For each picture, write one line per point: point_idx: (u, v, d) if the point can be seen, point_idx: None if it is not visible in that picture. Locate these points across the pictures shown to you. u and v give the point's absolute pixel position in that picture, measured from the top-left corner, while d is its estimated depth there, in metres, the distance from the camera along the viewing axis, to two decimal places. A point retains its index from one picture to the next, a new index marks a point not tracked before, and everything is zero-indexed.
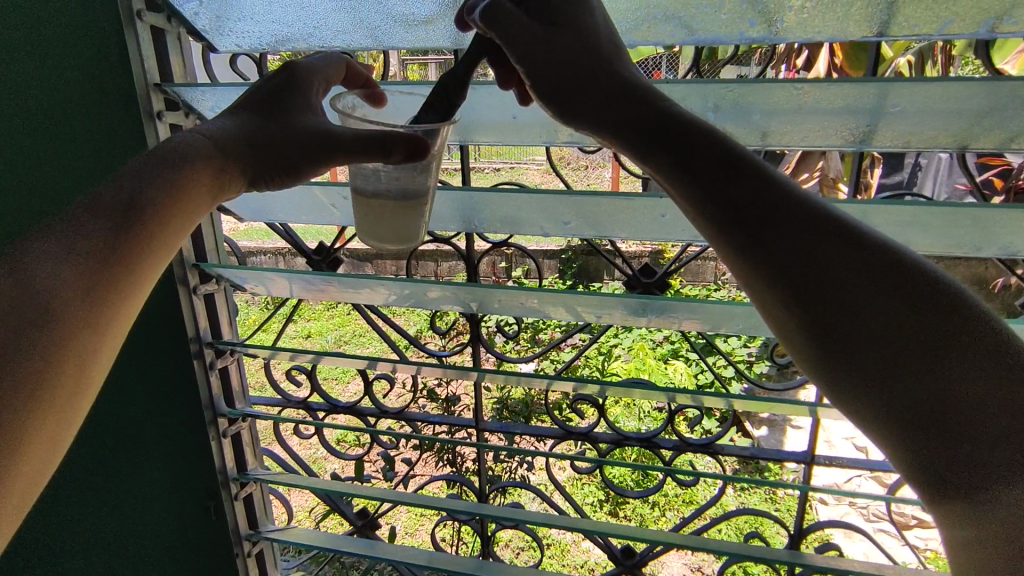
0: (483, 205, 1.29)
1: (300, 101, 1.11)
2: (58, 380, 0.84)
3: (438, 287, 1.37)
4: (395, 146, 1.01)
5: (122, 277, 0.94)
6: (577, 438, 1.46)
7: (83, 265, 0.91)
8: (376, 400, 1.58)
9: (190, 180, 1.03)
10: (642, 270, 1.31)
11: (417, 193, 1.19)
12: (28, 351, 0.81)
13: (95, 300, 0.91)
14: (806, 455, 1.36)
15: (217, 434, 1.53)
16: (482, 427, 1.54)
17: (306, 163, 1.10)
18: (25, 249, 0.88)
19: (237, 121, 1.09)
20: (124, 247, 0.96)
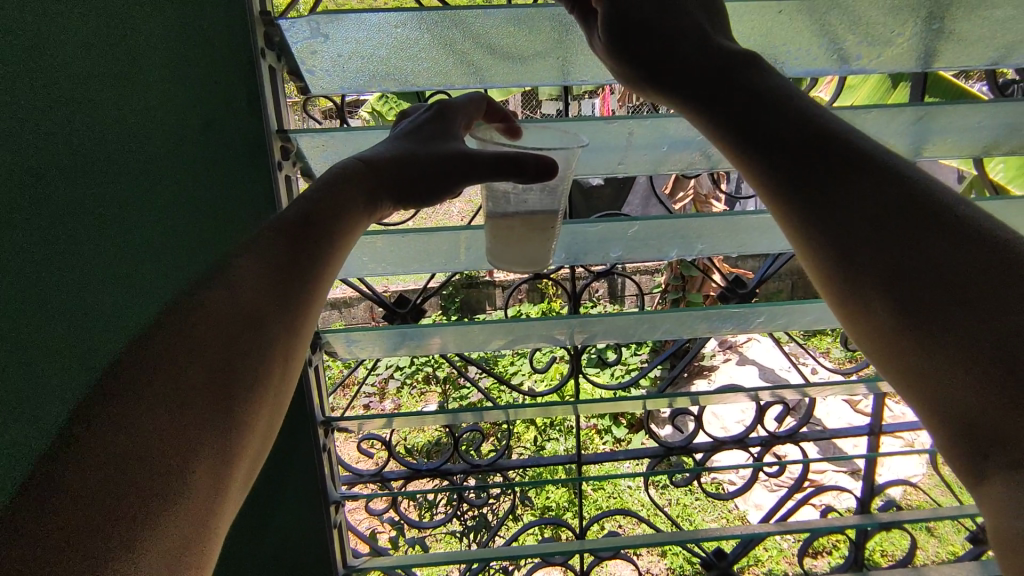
0: (588, 245, 1.22)
1: (446, 128, 1.08)
2: (263, 403, 0.77)
3: (553, 325, 1.34)
4: (527, 162, 0.94)
5: (303, 304, 0.88)
6: (679, 453, 1.51)
7: (277, 284, 0.86)
8: (466, 456, 1.48)
9: (352, 203, 0.98)
10: (736, 282, 1.41)
11: (547, 210, 1.05)
12: (247, 371, 0.75)
13: (287, 327, 0.85)
14: (874, 426, 1.55)
15: (328, 524, 1.29)
16: (580, 462, 1.51)
17: (441, 186, 1.03)
18: (227, 267, 0.84)
19: (387, 145, 1.04)
20: (304, 272, 0.90)
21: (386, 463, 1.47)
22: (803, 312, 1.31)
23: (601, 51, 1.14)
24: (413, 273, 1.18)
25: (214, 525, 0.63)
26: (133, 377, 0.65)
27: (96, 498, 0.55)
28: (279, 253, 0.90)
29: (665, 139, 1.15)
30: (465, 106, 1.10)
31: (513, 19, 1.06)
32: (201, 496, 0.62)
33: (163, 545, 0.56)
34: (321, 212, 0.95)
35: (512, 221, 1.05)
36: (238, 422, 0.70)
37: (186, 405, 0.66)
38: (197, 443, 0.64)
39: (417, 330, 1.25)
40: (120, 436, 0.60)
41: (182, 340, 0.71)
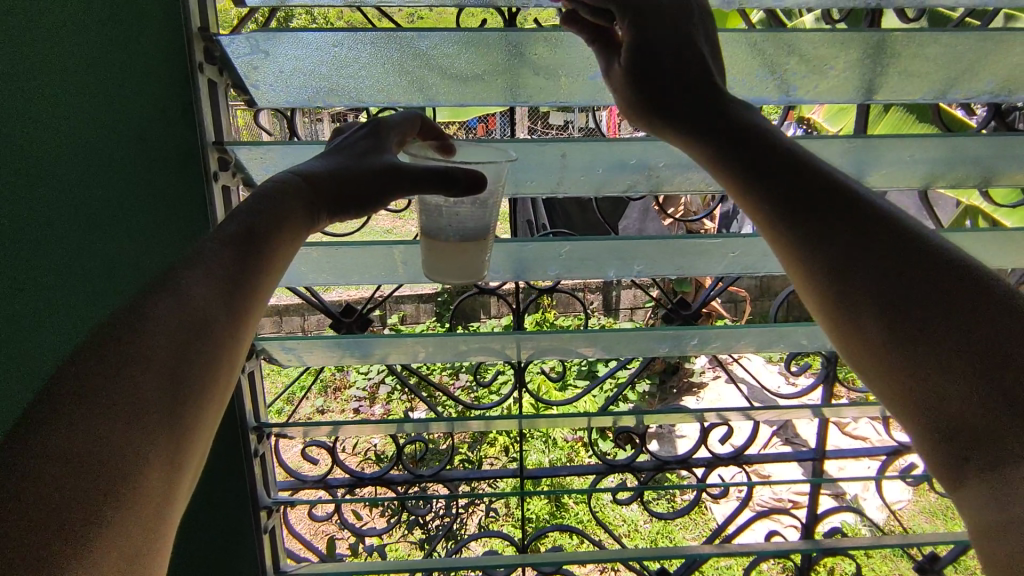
0: (528, 263, 1.25)
1: (380, 143, 1.11)
2: (204, 414, 0.77)
3: (497, 338, 1.36)
4: (457, 177, 0.99)
5: (245, 315, 0.88)
6: (622, 470, 1.52)
7: (222, 295, 0.85)
8: (410, 464, 1.50)
9: (291, 217, 0.99)
10: (679, 303, 1.44)
11: (479, 224, 1.09)
12: (187, 385, 0.75)
13: (230, 334, 0.85)
14: (818, 451, 1.56)
15: (258, 528, 1.33)
16: (524, 475, 1.53)
17: (375, 201, 1.06)
18: (170, 279, 0.83)
19: (322, 161, 1.07)
20: (249, 281, 0.90)
21: (331, 469, 1.49)
22: (741, 335, 1.34)
23: (544, 74, 1.18)
24: (351, 285, 1.21)
25: (157, 540, 0.64)
26: (61, 399, 0.64)
27: (32, 526, 0.55)
28: (224, 261, 0.89)
29: (599, 161, 1.17)
30: (401, 122, 1.14)
31: (451, 40, 1.10)
32: (143, 515, 0.63)
33: (104, 567, 0.57)
34: (267, 222, 0.95)
35: (446, 235, 1.09)
36: (178, 436, 0.71)
37: (121, 423, 0.65)
38: (138, 463, 0.64)
39: (356, 340, 1.28)
40: (54, 461, 0.59)
41: (116, 356, 0.70)
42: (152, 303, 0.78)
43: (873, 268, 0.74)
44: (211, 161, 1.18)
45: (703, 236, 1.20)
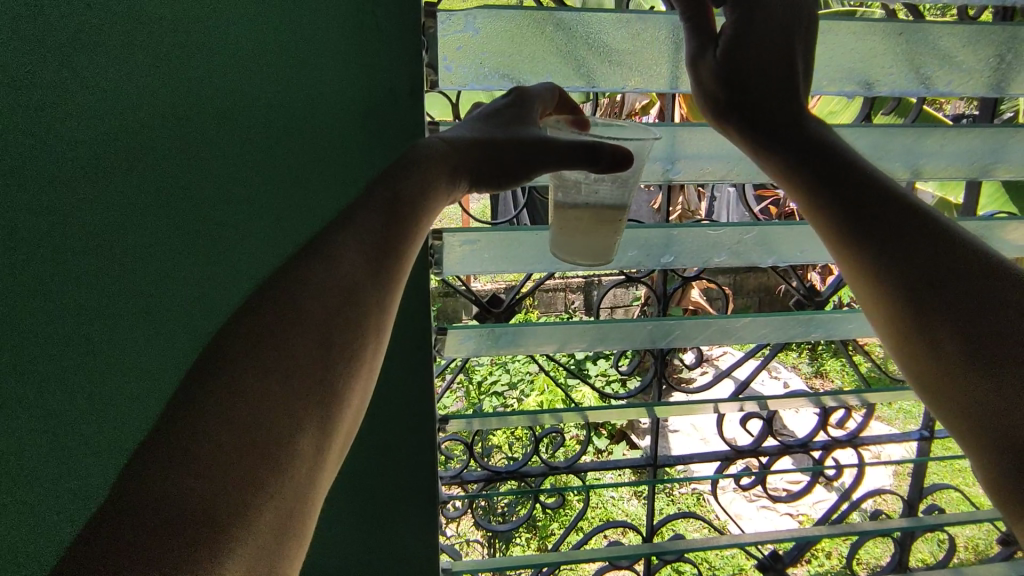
0: (694, 249, 1.21)
1: (521, 113, 0.97)
2: (353, 393, 0.71)
3: (646, 325, 1.33)
4: (602, 150, 0.86)
5: (389, 284, 0.79)
6: (749, 456, 1.55)
7: (368, 261, 0.77)
8: (546, 458, 1.48)
9: (435, 175, 0.88)
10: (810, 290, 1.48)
11: (618, 203, 0.94)
12: (330, 366, 0.68)
13: (380, 302, 0.77)
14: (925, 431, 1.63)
15: (434, 530, 1.27)
16: (654, 465, 1.54)
17: (518, 176, 0.94)
18: (325, 242, 0.77)
19: (464, 130, 0.96)
20: (395, 244, 0.81)
21: (466, 466, 1.46)
22: None
23: None
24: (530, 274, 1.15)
25: (305, 521, 0.60)
26: (239, 357, 0.63)
27: (202, 484, 0.53)
28: (370, 227, 0.80)
29: None
30: (543, 93, 1.00)
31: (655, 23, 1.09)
32: (294, 489, 0.59)
33: (246, 549, 0.52)
34: (409, 187, 0.85)
35: (579, 214, 0.96)
36: (330, 407, 0.66)
37: (274, 388, 0.63)
38: (291, 427, 0.61)
39: (529, 327, 1.25)
40: (206, 420, 0.57)
41: (275, 322, 0.68)
42: (305, 272, 0.73)
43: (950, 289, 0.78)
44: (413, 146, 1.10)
45: None
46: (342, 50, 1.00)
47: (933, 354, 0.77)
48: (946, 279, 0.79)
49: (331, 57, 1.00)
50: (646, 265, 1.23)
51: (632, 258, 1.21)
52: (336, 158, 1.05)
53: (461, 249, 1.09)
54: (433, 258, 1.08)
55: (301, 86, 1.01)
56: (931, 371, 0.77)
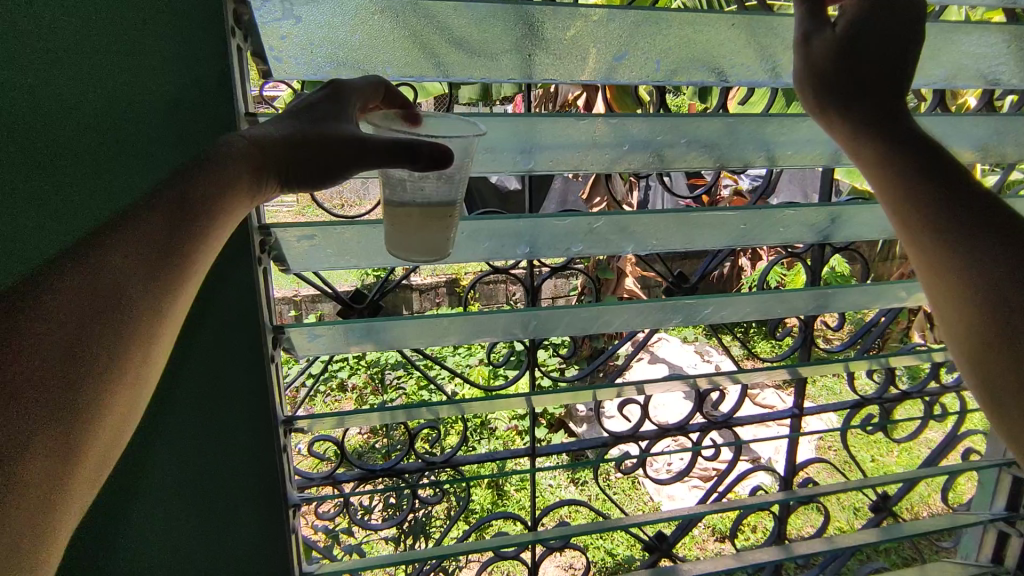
0: (548, 239, 1.21)
1: (339, 107, 0.94)
2: (112, 408, 0.66)
3: (508, 316, 1.33)
4: (421, 150, 0.84)
5: (160, 300, 0.75)
6: (627, 440, 1.58)
7: (138, 275, 0.73)
8: (421, 453, 1.46)
9: (230, 181, 0.86)
10: (679, 277, 1.53)
11: (445, 200, 0.95)
12: (83, 387, 0.63)
13: (151, 318, 0.74)
14: (796, 410, 1.70)
15: (288, 528, 1.24)
16: (533, 455, 1.54)
17: (332, 173, 0.91)
18: (84, 255, 0.71)
19: (274, 127, 0.92)
20: (171, 258, 0.78)
21: (338, 465, 1.42)
22: (741, 304, 1.44)
23: (559, 52, 1.15)
24: (377, 268, 1.13)
25: (36, 558, 0.55)
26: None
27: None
28: (143, 234, 0.76)
29: (626, 139, 1.21)
30: (365, 86, 0.98)
31: (494, 11, 1.06)
32: (19, 523, 0.54)
33: None
34: (200, 188, 0.83)
35: (408, 211, 0.95)
36: (77, 426, 0.61)
37: (8, 406, 0.57)
38: (25, 451, 0.56)
39: (383, 323, 1.21)
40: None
41: (11, 337, 0.60)
42: (57, 276, 0.68)
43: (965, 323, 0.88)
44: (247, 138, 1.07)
45: (721, 209, 1.27)
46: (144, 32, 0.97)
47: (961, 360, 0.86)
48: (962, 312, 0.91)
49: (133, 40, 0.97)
50: (502, 257, 1.22)
51: (487, 248, 1.20)
52: (149, 144, 1.02)
53: (299, 244, 1.06)
54: (262, 253, 1.06)
55: (105, 62, 0.97)
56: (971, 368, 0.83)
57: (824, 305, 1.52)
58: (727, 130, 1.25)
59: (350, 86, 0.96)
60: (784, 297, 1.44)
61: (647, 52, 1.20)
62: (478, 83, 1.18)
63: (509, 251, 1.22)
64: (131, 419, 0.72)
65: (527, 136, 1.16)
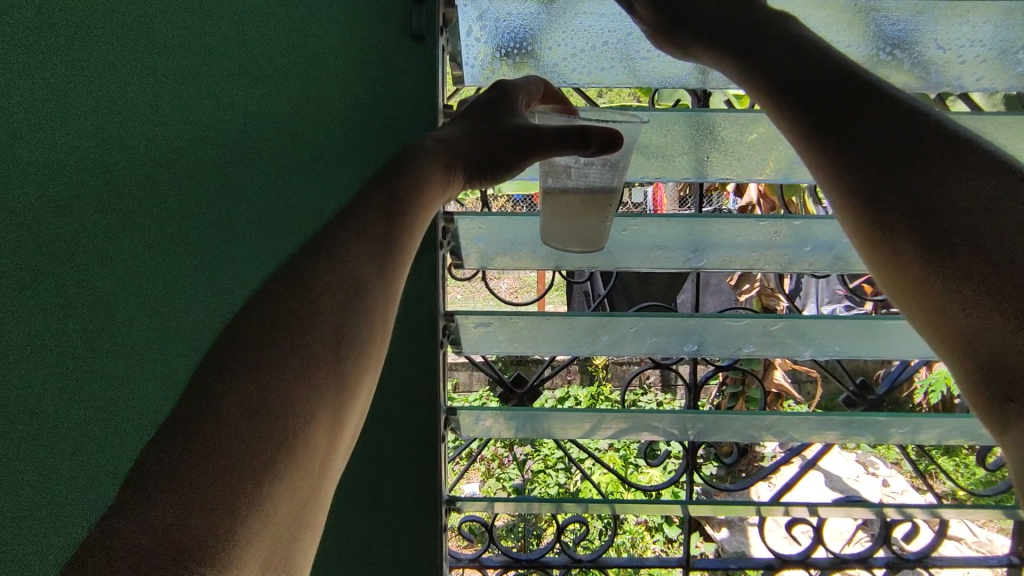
0: (718, 339, 1.16)
1: (508, 104, 1.03)
2: (361, 379, 0.77)
3: (665, 416, 1.33)
4: (591, 132, 0.87)
5: (390, 276, 0.86)
6: (797, 566, 1.41)
7: (374, 258, 0.84)
8: (567, 550, 1.41)
9: (429, 181, 0.96)
10: (861, 387, 1.39)
11: (608, 187, 0.96)
12: (344, 350, 0.74)
13: (382, 297, 0.84)
14: (1014, 557, 1.42)
15: None
16: (688, 567, 1.42)
17: (510, 163, 1.00)
18: (333, 244, 0.82)
19: (457, 126, 1.04)
20: (396, 247, 0.88)
21: (485, 548, 1.42)
22: (931, 424, 1.32)
23: (736, 153, 1.16)
24: (544, 356, 1.16)
25: (312, 492, 0.66)
26: (251, 345, 0.67)
27: (221, 469, 0.56)
28: (371, 227, 0.86)
29: (808, 240, 1.15)
30: (528, 84, 1.06)
31: (675, 120, 1.11)
32: (307, 466, 0.65)
33: (256, 535, 0.56)
34: (404, 186, 0.92)
35: (570, 198, 0.98)
36: (339, 394, 0.72)
37: (292, 372, 0.67)
38: (310, 407, 0.66)
39: (545, 413, 1.25)
40: (233, 399, 0.62)
41: (285, 311, 0.72)
42: (312, 267, 0.78)
43: (904, 208, 0.70)
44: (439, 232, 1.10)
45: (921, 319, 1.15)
46: (358, 138, 1.12)
47: (928, 269, 0.67)
48: (938, 200, 0.68)
49: (349, 144, 1.12)
50: (669, 355, 1.18)
51: (651, 345, 1.16)
52: None
53: (478, 330, 1.11)
54: (445, 338, 1.10)
55: (326, 162, 1.13)
56: (912, 292, 0.69)
57: None
58: None
59: (515, 85, 1.05)
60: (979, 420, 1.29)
61: None
62: (649, 181, 1.22)
63: (676, 348, 1.17)
64: (374, 372, 0.82)
65: (701, 233, 1.14)
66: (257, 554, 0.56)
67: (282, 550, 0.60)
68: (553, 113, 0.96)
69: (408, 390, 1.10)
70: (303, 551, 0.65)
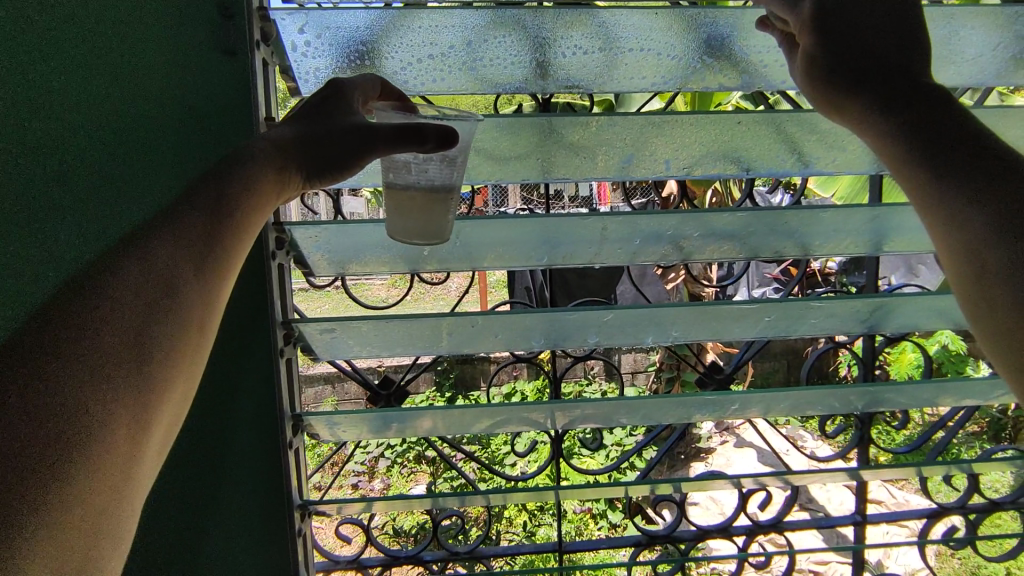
0: (563, 332, 1.22)
1: (345, 103, 1.03)
2: (176, 375, 0.77)
3: (534, 408, 1.37)
4: (426, 129, 0.90)
5: (208, 272, 0.86)
6: (663, 541, 1.49)
7: (190, 255, 0.84)
8: (446, 543, 1.45)
9: (258, 181, 0.95)
10: (714, 368, 1.49)
11: (447, 184, 1.00)
12: (152, 345, 0.73)
13: (199, 296, 0.84)
14: (858, 516, 1.54)
15: None
16: (564, 549, 1.49)
17: (351, 161, 1.00)
18: (138, 245, 0.80)
19: (291, 126, 1.02)
20: (215, 245, 0.88)
21: (364, 549, 1.45)
22: (777, 398, 1.42)
23: (569, 154, 1.21)
24: (394, 358, 1.19)
25: (125, 488, 0.64)
26: (49, 342, 0.63)
27: (13, 453, 0.54)
28: (190, 226, 0.86)
29: (638, 234, 1.23)
30: (365, 82, 1.06)
31: (502, 126, 1.15)
32: (117, 455, 0.63)
33: (46, 533, 0.53)
34: (229, 185, 0.92)
35: (412, 194, 1.00)
36: (148, 386, 0.71)
37: (89, 366, 0.64)
38: (107, 400, 0.64)
39: (404, 414, 1.28)
40: (14, 395, 0.57)
41: (84, 308, 0.68)
42: (114, 265, 0.75)
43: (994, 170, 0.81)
44: (272, 243, 1.12)
45: (745, 304, 1.23)
46: (182, 152, 1.11)
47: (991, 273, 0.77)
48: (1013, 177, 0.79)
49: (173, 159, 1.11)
50: (516, 348, 1.23)
51: (502, 340, 1.22)
52: None
53: (321, 336, 1.14)
54: (286, 346, 1.12)
55: None
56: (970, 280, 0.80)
57: (861, 398, 1.44)
58: (736, 227, 1.23)
59: (352, 80, 1.05)
60: (813, 393, 1.40)
61: (655, 152, 1.21)
62: (492, 184, 1.25)
63: (522, 340, 1.22)
64: (195, 369, 0.83)
65: (538, 234, 1.20)
66: (53, 549, 0.53)
67: (89, 545, 0.57)
68: (391, 110, 0.98)
69: (248, 400, 1.11)
70: (116, 549, 0.61)
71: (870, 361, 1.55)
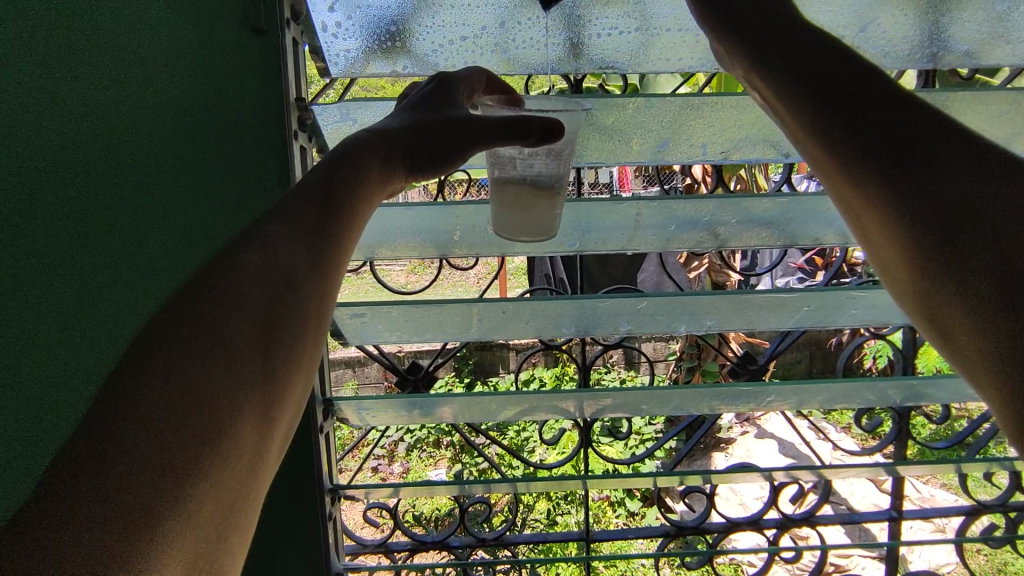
0: (595, 319, 1.20)
1: (448, 97, 0.98)
2: (296, 380, 0.68)
3: (563, 397, 1.35)
4: (533, 123, 0.87)
5: (329, 265, 0.79)
6: (691, 533, 1.47)
7: (308, 244, 0.77)
8: (472, 530, 1.45)
9: (370, 174, 0.88)
10: (746, 358, 1.46)
11: (554, 176, 0.95)
12: (279, 341, 0.66)
13: (319, 289, 0.76)
14: (894, 512, 1.51)
15: None
16: (591, 539, 1.48)
17: (453, 154, 0.95)
18: (256, 234, 0.74)
19: (395, 118, 0.95)
20: (334, 234, 0.81)
21: (391, 534, 1.45)
22: (812, 391, 1.38)
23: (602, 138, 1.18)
24: (423, 344, 1.19)
25: (249, 494, 0.57)
26: (179, 340, 0.58)
27: (154, 459, 0.49)
28: (304, 217, 0.79)
29: (672, 220, 1.20)
30: (468, 76, 1.02)
31: None
32: (244, 459, 0.56)
33: (177, 548, 0.47)
34: (342, 175, 0.85)
35: (518, 188, 0.96)
36: (271, 393, 0.63)
37: (220, 364, 0.58)
38: (239, 401, 0.58)
39: (432, 400, 1.27)
40: (149, 395, 0.52)
41: (211, 302, 0.63)
42: (237, 256, 0.70)
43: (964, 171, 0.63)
44: None
45: (783, 293, 1.20)
46: None
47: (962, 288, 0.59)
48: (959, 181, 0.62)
49: None
50: (546, 336, 1.22)
51: (533, 327, 1.20)
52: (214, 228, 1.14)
53: (352, 322, 1.13)
54: None
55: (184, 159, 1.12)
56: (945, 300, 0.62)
57: (901, 391, 1.40)
58: (776, 213, 1.19)
59: (452, 75, 1.00)
60: (851, 386, 1.36)
61: (691, 136, 1.17)
62: None
63: (553, 328, 1.20)
64: (316, 367, 0.75)
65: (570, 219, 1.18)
66: (182, 560, 0.47)
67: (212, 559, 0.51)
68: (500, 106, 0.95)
69: None
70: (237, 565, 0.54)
71: (909, 353, 1.50)
